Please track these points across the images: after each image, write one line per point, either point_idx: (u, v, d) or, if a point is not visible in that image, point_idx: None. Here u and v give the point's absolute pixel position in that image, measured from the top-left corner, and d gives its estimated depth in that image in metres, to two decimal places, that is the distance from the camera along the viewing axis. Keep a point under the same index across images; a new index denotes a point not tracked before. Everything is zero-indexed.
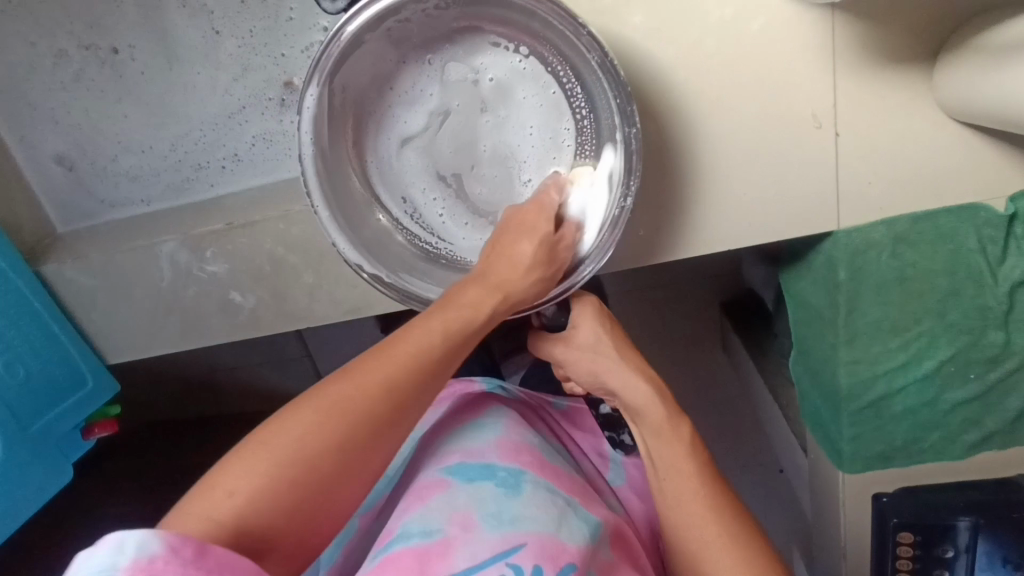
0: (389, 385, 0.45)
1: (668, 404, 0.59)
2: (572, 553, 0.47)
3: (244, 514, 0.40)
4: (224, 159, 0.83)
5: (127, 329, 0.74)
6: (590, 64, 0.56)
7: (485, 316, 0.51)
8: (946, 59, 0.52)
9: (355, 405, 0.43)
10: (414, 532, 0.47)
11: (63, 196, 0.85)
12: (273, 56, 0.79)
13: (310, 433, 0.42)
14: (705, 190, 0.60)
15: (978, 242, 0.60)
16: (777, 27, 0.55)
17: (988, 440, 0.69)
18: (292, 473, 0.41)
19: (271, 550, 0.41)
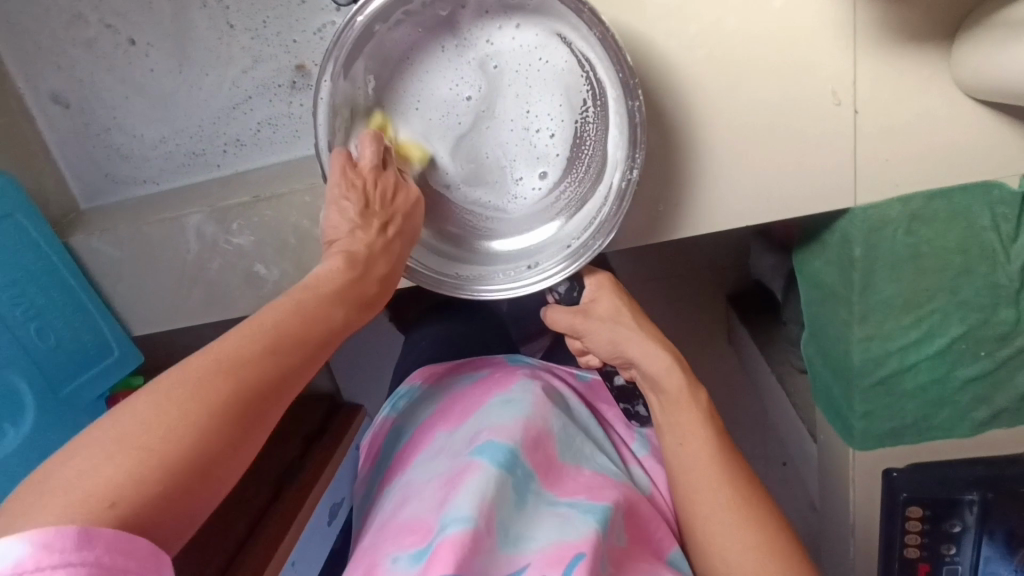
0: (282, 319, 0.47)
1: (685, 371, 0.61)
2: (581, 549, 0.47)
3: (159, 463, 0.38)
4: (226, 145, 0.83)
5: (153, 300, 0.76)
6: (591, 40, 0.56)
7: (378, 289, 0.55)
8: (964, 37, 0.54)
9: (250, 350, 0.44)
10: (452, 519, 0.47)
11: (74, 148, 0.84)
12: (284, 45, 0.79)
13: (211, 364, 0.42)
14: (724, 166, 0.62)
15: (991, 220, 0.61)
16: (797, 6, 0.56)
17: (998, 418, 0.70)
18: (210, 420, 0.41)
19: (173, 505, 0.38)
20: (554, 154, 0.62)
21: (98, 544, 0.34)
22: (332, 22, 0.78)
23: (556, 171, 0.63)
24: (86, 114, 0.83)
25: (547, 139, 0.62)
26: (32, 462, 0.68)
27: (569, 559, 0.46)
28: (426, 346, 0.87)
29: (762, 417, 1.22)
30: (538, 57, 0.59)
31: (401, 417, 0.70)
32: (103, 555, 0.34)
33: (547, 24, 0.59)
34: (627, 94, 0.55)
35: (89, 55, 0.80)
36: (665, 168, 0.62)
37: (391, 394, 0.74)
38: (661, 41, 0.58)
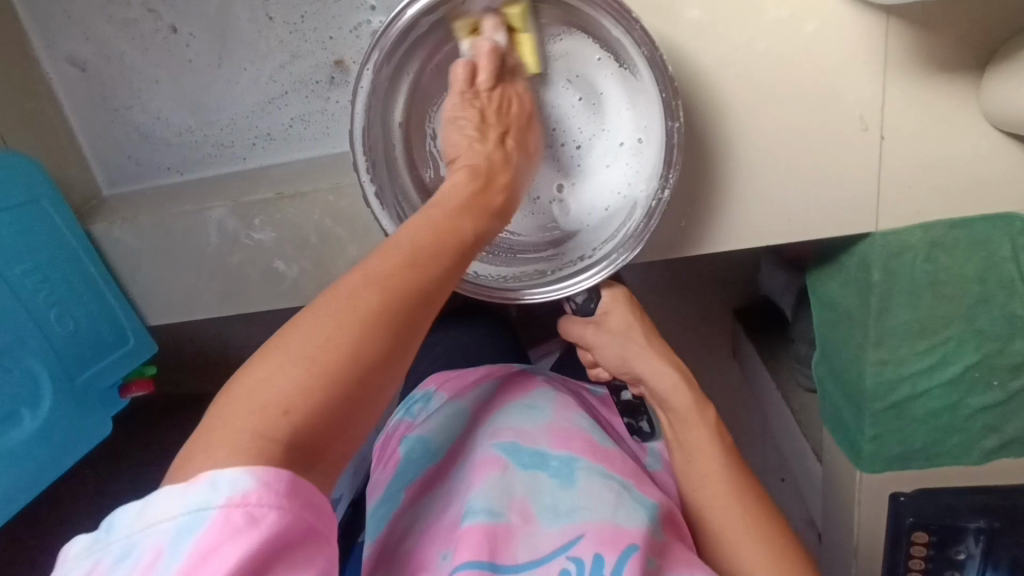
0: (431, 244, 0.42)
1: (693, 390, 0.62)
2: (634, 537, 0.50)
3: (323, 368, 0.36)
4: (256, 138, 0.84)
5: (170, 292, 0.76)
6: (636, 57, 0.56)
7: (501, 205, 0.50)
8: (995, 69, 0.54)
9: (417, 256, 0.41)
10: (479, 508, 0.50)
11: (98, 130, 0.85)
12: (321, 42, 0.79)
13: (376, 293, 0.38)
14: (747, 185, 0.62)
15: (1011, 251, 0.61)
16: (831, 30, 0.56)
17: (1006, 447, 0.71)
18: (373, 332, 0.37)
19: (349, 409, 0.36)
20: (576, 164, 0.63)
21: (302, 499, 0.34)
22: (368, 20, 0.78)
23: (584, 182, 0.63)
24: (114, 101, 0.83)
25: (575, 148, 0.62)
26: (48, 447, 0.69)
27: (623, 545, 0.49)
28: (438, 348, 0.88)
29: (765, 433, 1.22)
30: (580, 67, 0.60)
31: (413, 422, 0.68)
32: (307, 512, 0.34)
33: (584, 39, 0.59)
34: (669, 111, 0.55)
35: (125, 40, 0.80)
36: (688, 185, 0.63)
37: (403, 400, 0.74)
38: (693, 57, 0.58)
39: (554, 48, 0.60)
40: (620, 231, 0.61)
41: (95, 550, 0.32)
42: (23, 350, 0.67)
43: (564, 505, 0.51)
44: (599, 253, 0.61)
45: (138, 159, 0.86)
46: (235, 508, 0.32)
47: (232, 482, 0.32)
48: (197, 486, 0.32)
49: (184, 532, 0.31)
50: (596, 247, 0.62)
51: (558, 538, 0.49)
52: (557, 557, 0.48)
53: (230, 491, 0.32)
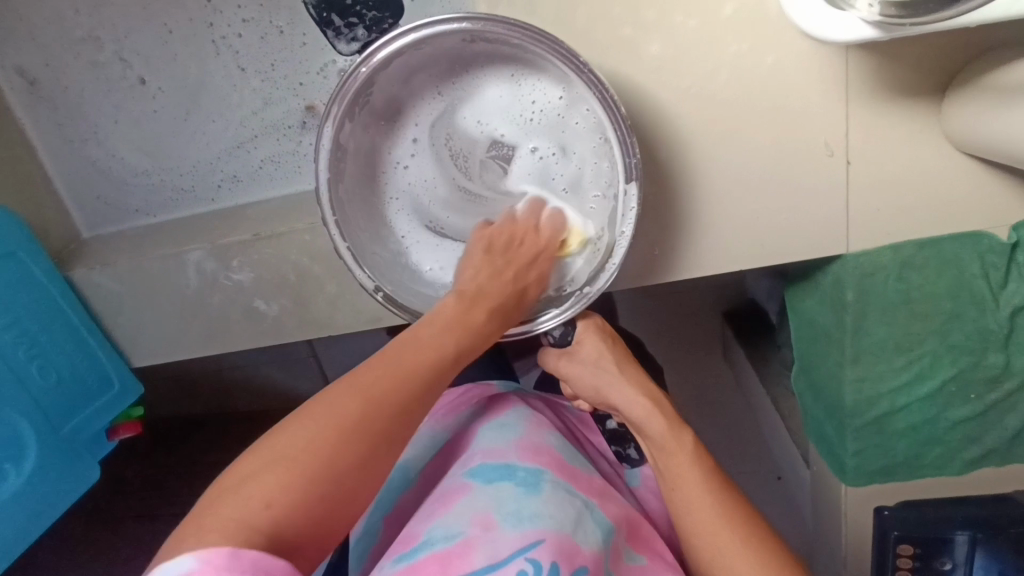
0: (422, 363, 0.46)
1: (668, 414, 0.61)
2: (586, 559, 0.50)
3: (273, 533, 0.37)
4: (222, 180, 0.84)
5: (153, 333, 0.77)
6: (591, 95, 0.56)
7: (486, 317, 0.53)
8: (955, 94, 0.54)
9: (395, 385, 0.44)
10: (439, 537, 0.51)
11: (72, 169, 0.85)
12: (292, 88, 0.80)
13: (326, 450, 0.40)
14: (717, 213, 0.63)
15: (980, 267, 0.62)
16: (792, 59, 0.56)
17: (988, 457, 0.71)
18: (326, 464, 0.40)
19: (304, 555, 0.39)
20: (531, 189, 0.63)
21: (244, 566, 0.34)
22: (334, 60, 0.79)
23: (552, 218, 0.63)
24: (92, 146, 0.84)
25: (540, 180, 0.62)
26: (34, 497, 0.69)
27: (576, 564, 0.49)
28: None
29: (757, 437, 1.23)
30: (534, 104, 0.60)
31: None
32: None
33: (533, 71, 0.59)
34: (625, 145, 0.56)
35: (93, 78, 0.81)
36: (659, 214, 0.64)
37: None
38: (655, 92, 0.59)
39: (510, 87, 0.61)
40: (592, 262, 0.61)
41: None
42: (6, 404, 0.67)
43: (525, 510, 0.52)
44: (574, 283, 0.62)
45: (107, 200, 0.86)
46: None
47: (177, 567, 0.33)
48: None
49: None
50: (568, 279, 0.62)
51: (513, 540, 0.49)
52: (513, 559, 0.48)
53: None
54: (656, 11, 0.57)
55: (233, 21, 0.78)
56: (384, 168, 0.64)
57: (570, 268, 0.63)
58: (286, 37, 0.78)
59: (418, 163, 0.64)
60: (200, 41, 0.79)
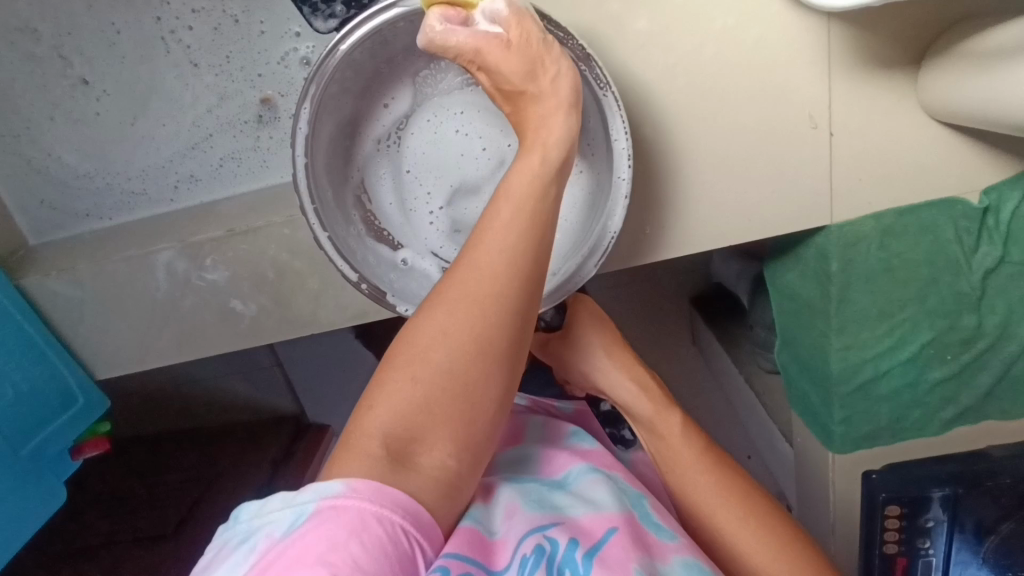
0: (509, 268, 0.42)
1: (656, 398, 0.62)
2: (616, 520, 0.47)
3: (407, 410, 0.41)
4: (178, 181, 0.78)
5: (120, 341, 0.72)
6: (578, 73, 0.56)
7: (559, 204, 0.46)
8: (931, 64, 0.56)
9: (486, 312, 0.41)
10: (464, 519, 0.47)
11: (12, 170, 0.78)
12: (249, 80, 0.76)
13: (462, 325, 0.41)
14: (708, 189, 0.63)
15: (954, 233, 0.65)
16: (774, 33, 0.57)
17: (964, 416, 0.75)
18: (456, 376, 0.41)
19: (454, 425, 0.42)
20: (512, 175, 0.63)
21: (379, 503, 0.39)
22: (295, 48, 0.75)
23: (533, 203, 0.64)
24: (35, 147, 0.77)
25: None
26: None
27: (602, 530, 0.46)
28: None
29: (731, 416, 1.26)
30: None
31: None
32: (394, 516, 0.39)
33: None
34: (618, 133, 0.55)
35: (34, 74, 0.75)
36: (651, 191, 0.64)
37: None
38: (641, 70, 0.59)
39: None
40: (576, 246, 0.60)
41: (229, 536, 0.41)
42: None
43: (547, 499, 0.50)
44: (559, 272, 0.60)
45: (53, 205, 0.79)
46: (328, 505, 0.38)
47: (329, 489, 0.39)
48: (307, 492, 0.39)
49: (293, 521, 0.38)
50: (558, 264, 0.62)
51: (535, 521, 0.46)
52: (532, 536, 0.45)
53: (328, 494, 0.39)
54: None
55: (182, 12, 0.74)
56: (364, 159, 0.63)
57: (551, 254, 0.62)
58: (238, 27, 0.74)
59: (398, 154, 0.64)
60: (148, 36, 0.74)
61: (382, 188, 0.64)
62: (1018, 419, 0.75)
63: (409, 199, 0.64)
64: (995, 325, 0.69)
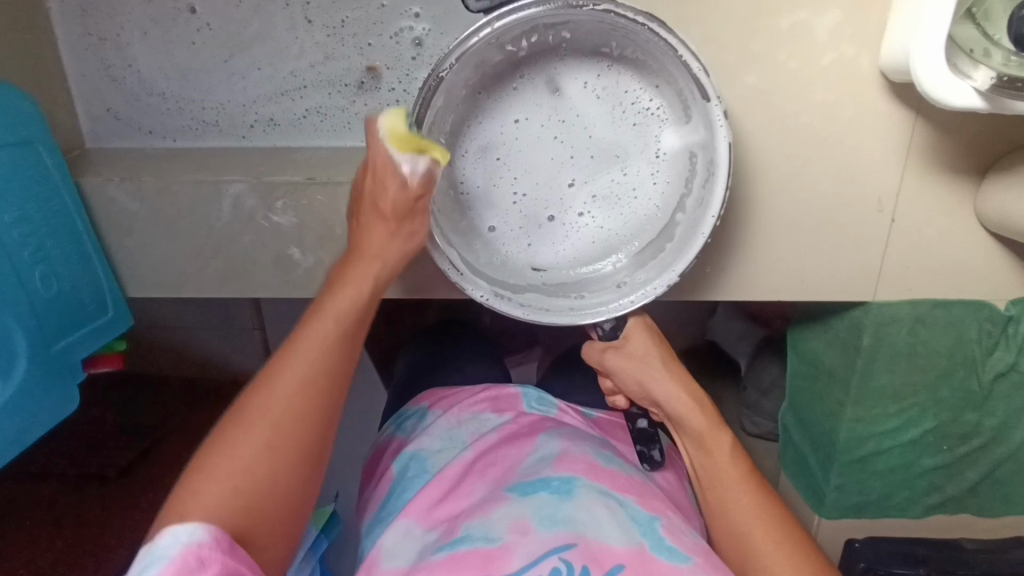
0: (303, 390, 0.52)
1: (710, 416, 0.66)
2: (622, 556, 0.54)
3: (282, 444, 0.50)
4: (256, 122, 0.79)
5: (163, 262, 0.71)
6: (694, 101, 0.59)
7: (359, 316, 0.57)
8: (995, 177, 0.62)
9: (303, 369, 0.52)
10: (478, 536, 0.56)
11: (87, 68, 0.77)
12: (359, 46, 0.77)
13: (283, 400, 0.51)
14: (774, 244, 0.67)
15: (977, 333, 0.70)
16: (865, 119, 0.62)
17: (945, 504, 0.80)
18: (292, 426, 0.51)
19: (299, 470, 0.51)
20: (593, 179, 0.64)
21: (242, 561, 0.45)
22: (410, 28, 0.76)
23: (610, 211, 0.65)
24: (117, 51, 0.77)
25: (603, 173, 0.64)
26: (13, 416, 0.60)
27: (609, 564, 0.53)
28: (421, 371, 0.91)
29: None
30: (615, 93, 0.62)
31: (409, 438, 0.76)
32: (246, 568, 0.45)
33: (624, 67, 0.62)
34: (720, 177, 0.59)
35: None
36: (722, 235, 0.67)
37: (395, 413, 0.81)
38: (738, 123, 0.63)
39: (589, 76, 0.62)
40: (652, 264, 0.64)
41: None
42: (7, 311, 0.59)
43: (560, 516, 0.56)
44: (634, 287, 0.63)
45: (119, 113, 0.79)
46: (190, 553, 0.43)
47: None
48: None
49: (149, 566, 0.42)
50: (626, 276, 0.65)
51: (551, 541, 0.54)
52: (550, 556, 0.53)
53: None
54: (759, 48, 0.61)
55: None
56: (457, 139, 0.63)
57: (624, 265, 0.65)
58: None
59: (486, 140, 0.63)
60: None
61: (470, 170, 0.63)
62: (990, 518, 0.81)
63: (491, 184, 0.64)
64: (992, 426, 0.75)
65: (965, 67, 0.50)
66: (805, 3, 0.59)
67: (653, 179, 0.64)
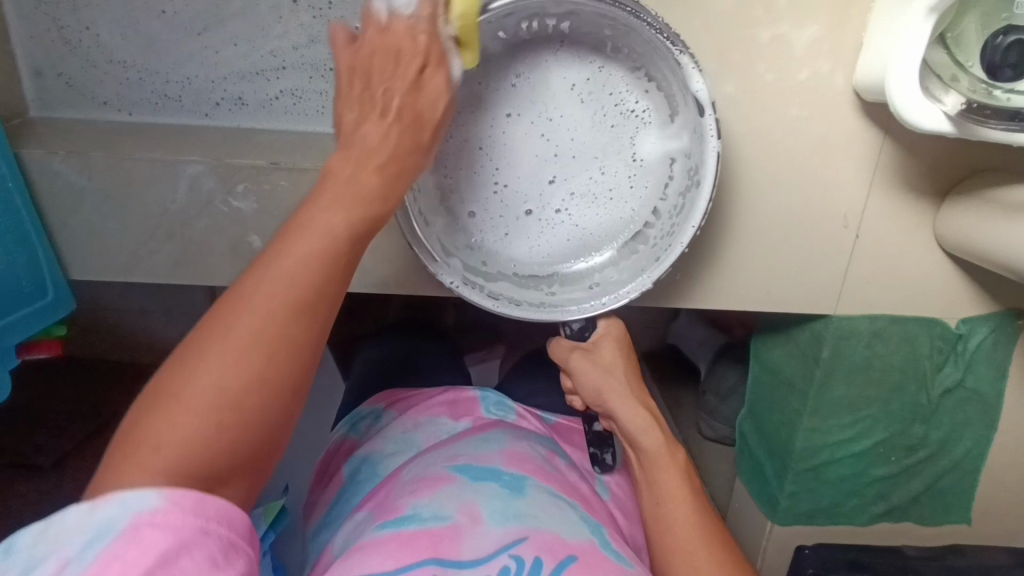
0: (276, 310, 0.42)
1: (664, 433, 0.67)
2: (573, 547, 0.53)
3: (230, 406, 0.40)
4: (224, 100, 0.75)
5: (110, 243, 0.66)
6: (685, 105, 0.58)
7: (370, 220, 0.47)
8: (954, 200, 0.64)
9: (273, 302, 0.42)
10: (427, 514, 0.54)
11: (38, 30, 0.72)
12: (346, 30, 0.74)
13: (258, 322, 0.42)
14: (741, 254, 0.68)
15: (930, 349, 0.73)
16: (838, 136, 0.63)
17: (890, 513, 0.83)
18: (263, 356, 0.42)
19: (244, 418, 0.41)
20: (575, 176, 0.63)
21: (209, 514, 0.39)
22: None
23: (589, 209, 0.64)
24: (72, 14, 0.72)
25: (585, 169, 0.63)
26: None
27: (562, 554, 0.52)
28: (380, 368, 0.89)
29: None
30: (602, 90, 0.61)
31: (362, 438, 0.74)
32: (219, 526, 0.39)
33: (614, 63, 0.61)
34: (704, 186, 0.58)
35: None
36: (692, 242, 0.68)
37: (349, 414, 0.79)
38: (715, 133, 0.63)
39: (578, 69, 0.61)
40: (626, 266, 0.64)
41: None
42: None
43: (510, 510, 0.55)
44: (606, 288, 0.63)
45: (71, 81, 0.74)
46: (143, 522, 0.36)
47: (93, 550, 0.35)
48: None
49: (90, 543, 0.35)
50: (598, 278, 0.65)
51: (503, 536, 0.53)
52: (501, 553, 0.51)
53: (137, 509, 0.36)
54: (740, 58, 0.61)
55: None
56: None
57: (598, 265, 0.65)
58: None
59: (467, 128, 0.61)
60: None
61: (450, 158, 0.62)
62: (931, 526, 0.84)
63: (471, 172, 0.62)
64: (937, 439, 0.78)
65: (937, 92, 0.51)
66: (787, 17, 0.59)
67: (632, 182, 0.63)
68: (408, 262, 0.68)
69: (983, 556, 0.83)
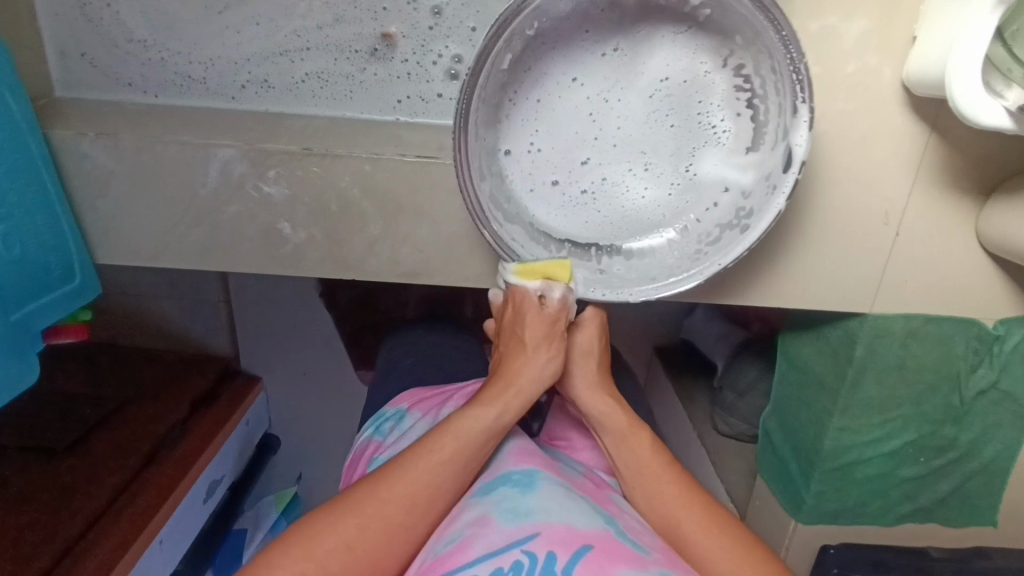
0: (471, 448, 0.57)
1: (631, 416, 0.66)
2: (588, 536, 0.50)
3: (391, 530, 0.52)
4: (249, 82, 0.74)
5: (139, 227, 0.65)
6: (777, 134, 0.57)
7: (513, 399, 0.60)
8: (999, 197, 0.63)
9: (451, 458, 0.56)
10: (441, 547, 0.51)
11: (63, 9, 0.70)
12: (371, 11, 0.73)
13: (439, 484, 0.55)
14: (776, 248, 0.67)
15: (965, 349, 0.72)
16: (884, 131, 0.62)
17: (915, 513, 0.82)
18: (439, 486, 0.55)
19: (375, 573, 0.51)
20: (626, 161, 0.63)
21: None
22: None
23: (625, 196, 0.64)
24: None
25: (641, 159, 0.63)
26: None
27: (576, 545, 0.49)
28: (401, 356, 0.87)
29: None
30: (690, 92, 0.60)
31: (384, 441, 0.72)
32: None
33: (713, 66, 0.60)
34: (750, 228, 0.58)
35: None
36: None
37: (375, 417, 0.78)
38: None
39: (681, 67, 0.60)
40: (641, 269, 0.63)
41: None
42: None
43: (520, 509, 0.52)
44: (613, 283, 0.62)
45: (95, 61, 0.72)
46: None
47: None
48: None
49: None
50: (605, 264, 0.64)
51: (513, 534, 0.50)
52: (511, 549, 0.48)
53: None
54: None
55: None
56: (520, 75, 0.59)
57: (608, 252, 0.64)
58: None
59: (547, 87, 0.60)
60: None
61: (517, 106, 0.60)
62: (956, 527, 0.84)
63: (529, 126, 0.61)
64: (967, 440, 0.77)
65: (997, 86, 0.50)
66: (837, 7, 0.58)
67: (676, 194, 0.63)
68: (439, 252, 0.67)
69: (1008, 558, 0.83)
